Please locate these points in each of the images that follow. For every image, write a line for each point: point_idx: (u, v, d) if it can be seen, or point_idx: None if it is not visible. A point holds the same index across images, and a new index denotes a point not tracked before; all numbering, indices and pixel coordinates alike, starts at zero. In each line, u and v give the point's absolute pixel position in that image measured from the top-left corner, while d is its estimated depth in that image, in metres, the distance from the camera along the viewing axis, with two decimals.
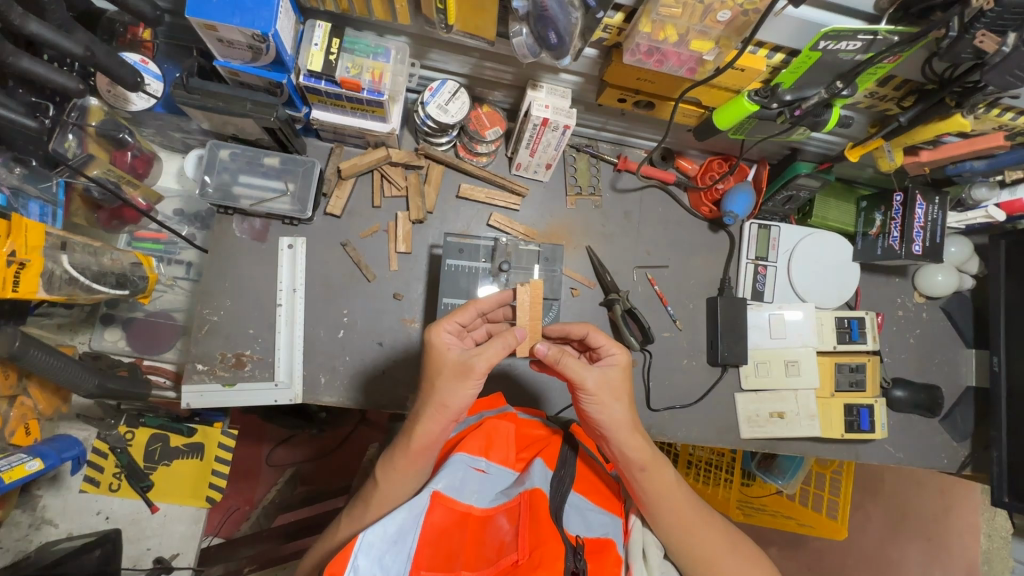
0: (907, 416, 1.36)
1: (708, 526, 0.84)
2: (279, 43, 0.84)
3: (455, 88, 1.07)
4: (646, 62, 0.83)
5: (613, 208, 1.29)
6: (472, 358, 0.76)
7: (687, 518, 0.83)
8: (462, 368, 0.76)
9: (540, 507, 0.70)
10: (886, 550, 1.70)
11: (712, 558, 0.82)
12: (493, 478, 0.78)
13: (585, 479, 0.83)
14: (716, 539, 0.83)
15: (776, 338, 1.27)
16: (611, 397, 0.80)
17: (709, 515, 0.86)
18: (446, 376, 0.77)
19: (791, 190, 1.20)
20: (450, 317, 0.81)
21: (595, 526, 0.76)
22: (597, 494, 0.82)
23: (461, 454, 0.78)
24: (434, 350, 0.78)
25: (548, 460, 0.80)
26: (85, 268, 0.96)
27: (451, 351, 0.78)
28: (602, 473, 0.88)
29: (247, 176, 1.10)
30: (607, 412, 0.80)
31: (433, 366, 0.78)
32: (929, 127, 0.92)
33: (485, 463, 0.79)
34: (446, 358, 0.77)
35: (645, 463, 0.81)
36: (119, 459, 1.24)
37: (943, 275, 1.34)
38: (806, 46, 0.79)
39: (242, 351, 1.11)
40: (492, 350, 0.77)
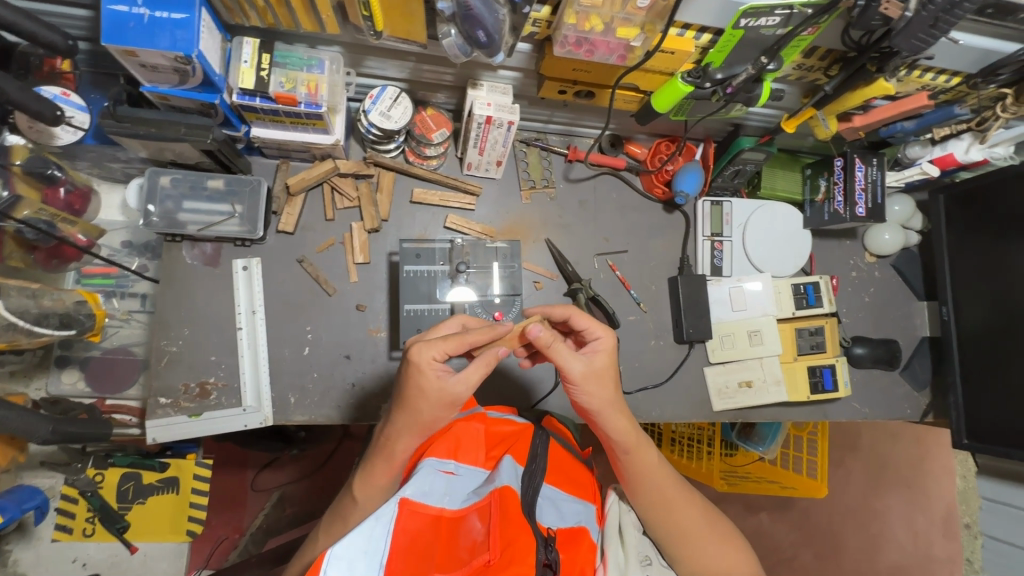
0: (869, 371, 1.41)
1: (686, 505, 0.86)
2: (204, 63, 0.82)
3: (396, 94, 1.08)
4: (577, 52, 0.83)
5: (568, 198, 1.30)
6: (460, 388, 0.74)
7: (664, 497, 0.85)
8: (447, 399, 0.75)
9: (510, 503, 0.71)
10: (871, 501, 1.75)
11: (687, 535, 0.85)
12: (463, 479, 0.79)
13: (558, 469, 0.85)
14: (688, 518, 0.86)
15: (738, 310, 1.30)
16: (599, 382, 0.79)
17: (686, 494, 0.88)
18: (430, 403, 0.75)
19: (738, 165, 1.24)
20: (439, 342, 0.74)
21: (569, 515, 0.78)
22: (572, 483, 0.84)
23: (430, 459, 0.78)
24: (420, 374, 0.73)
25: (518, 457, 0.82)
26: (24, 311, 0.94)
27: (438, 378, 0.74)
28: (576, 462, 0.90)
29: (192, 202, 1.07)
30: (598, 397, 0.80)
31: (418, 396, 0.74)
32: (858, 93, 0.95)
33: (455, 466, 0.79)
34: (433, 389, 0.73)
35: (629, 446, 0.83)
36: (91, 503, 1.20)
37: (889, 233, 1.40)
38: (729, 25, 0.82)
39: (206, 379, 1.08)
40: (477, 371, 0.75)
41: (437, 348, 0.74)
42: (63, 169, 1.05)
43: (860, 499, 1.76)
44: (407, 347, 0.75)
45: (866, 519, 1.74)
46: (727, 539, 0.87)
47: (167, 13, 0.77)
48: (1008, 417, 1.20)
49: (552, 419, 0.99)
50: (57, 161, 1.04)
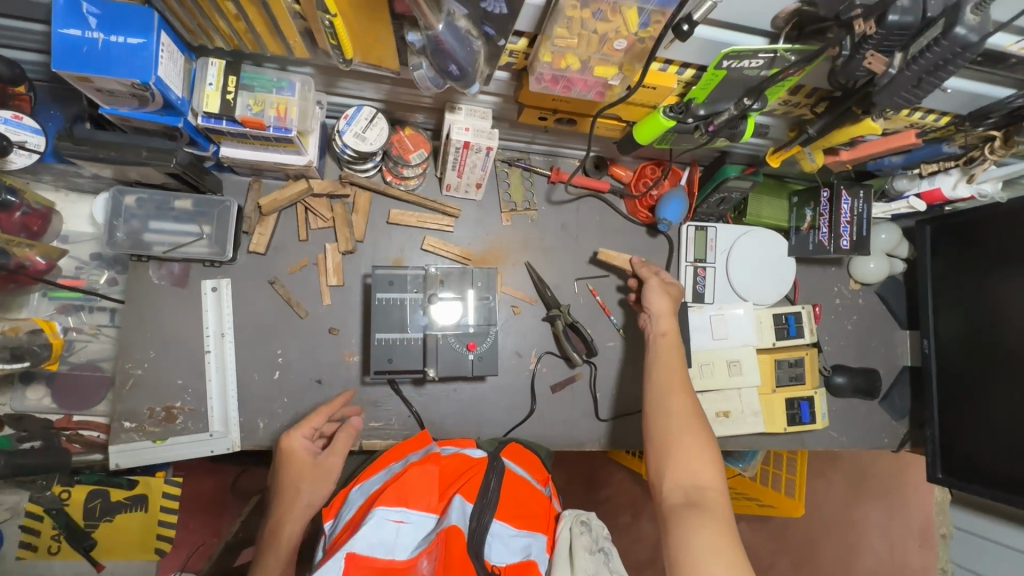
0: (848, 400, 1.41)
1: (688, 396, 0.98)
2: (163, 89, 0.79)
3: (372, 115, 1.04)
4: (553, 88, 0.81)
5: (549, 220, 1.28)
6: (328, 457, 0.94)
7: (671, 379, 1.01)
8: (320, 470, 0.93)
9: (455, 545, 0.71)
10: (851, 511, 1.79)
11: (680, 415, 0.94)
12: (413, 525, 0.77)
13: (510, 503, 0.84)
14: (682, 402, 0.96)
15: (718, 338, 1.28)
16: (662, 294, 1.15)
17: (686, 390, 0.99)
18: (308, 477, 0.92)
19: (722, 193, 1.21)
20: (304, 424, 0.97)
21: (519, 548, 0.79)
22: (525, 517, 0.84)
23: (380, 508, 0.75)
24: (290, 451, 0.93)
25: (468, 494, 0.82)
26: None
27: (307, 453, 0.94)
28: (530, 491, 0.89)
29: (159, 222, 1.04)
30: (662, 300, 1.15)
31: (296, 475, 0.91)
32: (845, 130, 0.92)
33: (407, 513, 0.77)
34: (302, 459, 0.93)
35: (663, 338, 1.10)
36: (56, 521, 1.19)
37: (874, 262, 1.39)
38: (711, 65, 0.79)
39: (172, 404, 1.06)
40: (341, 438, 0.97)
41: (306, 428, 0.96)
42: (18, 193, 1.05)
43: (839, 507, 1.79)
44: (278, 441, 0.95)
45: (845, 528, 1.77)
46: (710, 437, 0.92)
47: (122, 38, 0.74)
48: (981, 454, 1.20)
49: (513, 448, 1.00)
50: (12, 184, 1.04)
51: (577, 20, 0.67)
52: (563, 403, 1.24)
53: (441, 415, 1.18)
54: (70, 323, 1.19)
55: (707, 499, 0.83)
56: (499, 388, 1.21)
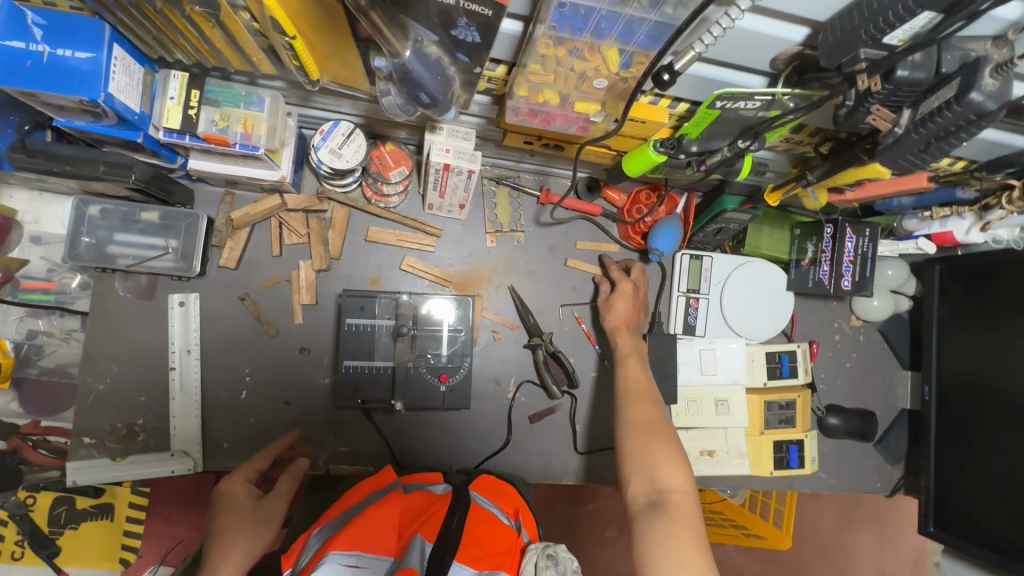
0: (841, 442, 1.35)
1: (654, 403, 0.93)
2: (116, 106, 0.74)
3: (349, 130, 0.99)
4: (532, 121, 0.75)
5: (537, 242, 1.22)
6: (267, 501, 0.83)
7: (634, 391, 0.95)
8: (259, 513, 0.81)
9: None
10: (841, 537, 1.77)
11: (643, 423, 0.89)
12: (368, 569, 0.67)
13: (472, 540, 0.74)
14: (649, 411, 0.91)
15: (707, 374, 1.23)
16: (619, 297, 1.15)
17: (651, 398, 0.94)
18: (243, 521, 0.79)
19: (720, 224, 1.14)
20: (243, 470, 0.89)
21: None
22: (488, 557, 0.73)
23: (334, 553, 0.67)
24: (223, 498, 0.83)
25: (429, 534, 0.74)
26: None
27: (243, 498, 0.83)
28: (497, 526, 0.79)
29: (123, 234, 1.00)
30: (616, 317, 1.13)
31: (233, 519, 0.79)
32: (851, 173, 0.86)
33: (361, 556, 0.67)
34: (237, 499, 0.83)
35: (623, 353, 1.06)
36: (20, 527, 1.16)
37: (878, 300, 1.31)
38: (704, 103, 0.73)
39: (133, 420, 1.03)
40: (285, 481, 0.87)
41: (245, 473, 0.88)
42: None
43: (831, 532, 1.78)
44: (215, 489, 0.86)
45: (834, 554, 1.77)
46: (676, 442, 0.85)
47: (70, 51, 0.69)
48: (975, 511, 1.15)
49: (486, 477, 0.92)
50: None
51: (551, 57, 0.62)
52: (540, 434, 1.19)
53: (413, 442, 1.14)
54: (40, 326, 1.16)
55: (672, 503, 0.77)
56: (474, 415, 1.17)
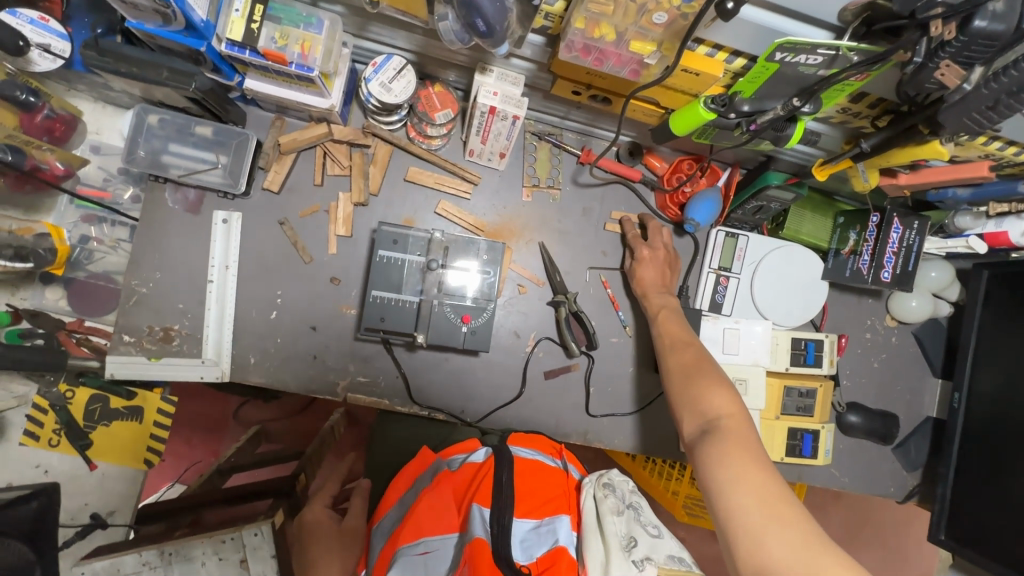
0: (859, 441, 1.32)
1: (693, 350, 1.00)
2: (184, 9, 0.77)
3: (401, 66, 1.00)
4: (584, 60, 0.74)
5: (572, 202, 1.22)
6: (346, 521, 1.12)
7: (671, 342, 1.04)
8: (340, 534, 1.10)
9: (483, 554, 0.74)
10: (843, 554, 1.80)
11: (685, 368, 0.97)
12: (438, 553, 0.81)
13: (524, 497, 0.87)
14: (688, 357, 0.99)
15: (728, 353, 1.20)
16: (648, 262, 1.16)
17: (687, 344, 1.02)
18: (328, 538, 1.08)
19: (760, 201, 1.12)
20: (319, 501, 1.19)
21: (546, 538, 0.81)
22: (545, 506, 0.86)
23: (402, 550, 0.81)
24: (310, 524, 1.12)
25: (483, 498, 0.84)
26: None
27: (324, 523, 1.12)
28: (541, 477, 0.92)
29: (178, 145, 1.05)
30: (643, 284, 1.16)
31: (322, 538, 1.08)
32: (907, 152, 0.82)
33: (427, 542, 0.82)
34: (316, 526, 1.11)
35: (655, 312, 1.12)
36: (59, 416, 1.24)
37: (917, 300, 1.27)
38: (762, 56, 0.71)
39: (170, 325, 1.09)
40: (356, 502, 1.16)
41: (320, 504, 1.17)
42: (42, 94, 1.04)
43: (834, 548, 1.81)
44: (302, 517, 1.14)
45: None
46: (718, 375, 0.92)
47: None
48: (990, 522, 1.11)
49: (518, 435, 1.04)
50: (36, 85, 1.03)
51: None
52: (553, 392, 1.20)
53: (429, 382, 1.16)
54: (91, 233, 1.23)
55: (724, 426, 0.83)
56: (492, 366, 1.18)
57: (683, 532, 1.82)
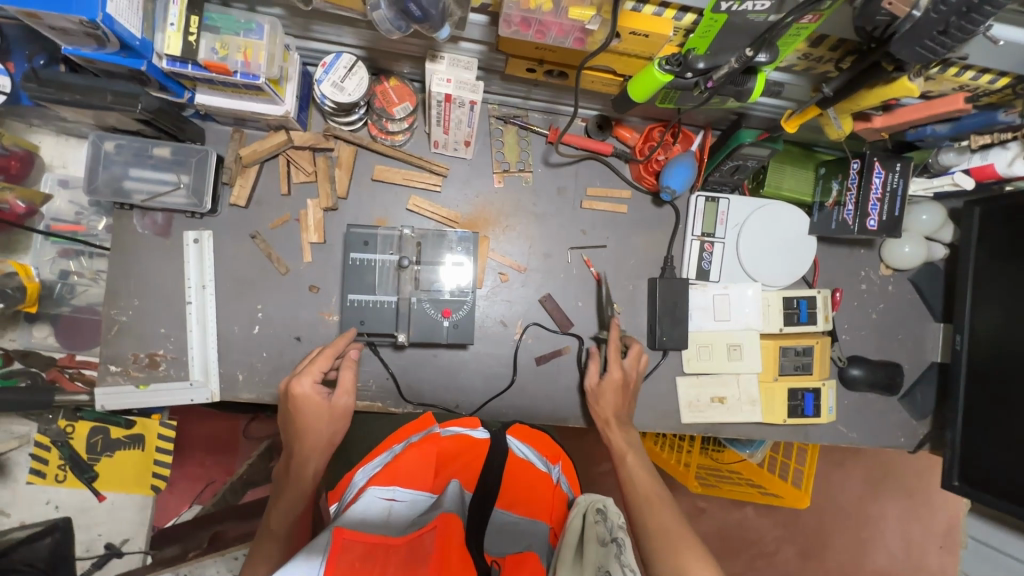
0: (864, 395, 1.30)
1: (670, 508, 0.85)
2: (116, 29, 0.75)
3: (352, 63, 0.99)
4: (525, 33, 0.72)
5: (545, 183, 1.20)
6: (337, 397, 0.93)
7: (644, 492, 0.89)
8: (332, 411, 0.92)
9: (457, 527, 0.64)
10: (867, 508, 1.83)
11: (660, 528, 0.82)
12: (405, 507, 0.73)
13: (511, 488, 0.81)
14: (667, 518, 0.84)
15: (719, 319, 1.20)
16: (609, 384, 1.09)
17: (666, 503, 0.88)
18: (321, 420, 0.91)
19: (736, 160, 1.09)
20: (310, 368, 0.94)
21: (518, 539, 0.76)
22: (527, 503, 0.81)
23: (371, 488, 0.74)
24: (297, 399, 0.91)
25: (466, 482, 0.80)
26: None
27: (314, 400, 0.91)
28: (530, 476, 0.84)
29: (138, 169, 1.03)
30: (604, 411, 1.09)
31: (313, 418, 0.90)
32: (874, 92, 0.80)
33: (395, 489, 0.75)
34: (311, 406, 0.91)
35: (620, 451, 1.01)
36: (62, 452, 1.25)
37: (910, 246, 1.23)
38: (709, 7, 0.69)
39: (155, 351, 1.08)
40: (347, 375, 0.95)
41: (313, 373, 0.93)
42: None
43: (857, 501, 1.83)
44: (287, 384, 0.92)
45: (859, 524, 1.83)
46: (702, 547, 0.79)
47: None
48: (1003, 463, 1.09)
49: (521, 426, 0.97)
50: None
51: None
52: (547, 377, 1.19)
53: (419, 380, 1.15)
54: (71, 267, 1.22)
55: None
56: (482, 357, 1.17)
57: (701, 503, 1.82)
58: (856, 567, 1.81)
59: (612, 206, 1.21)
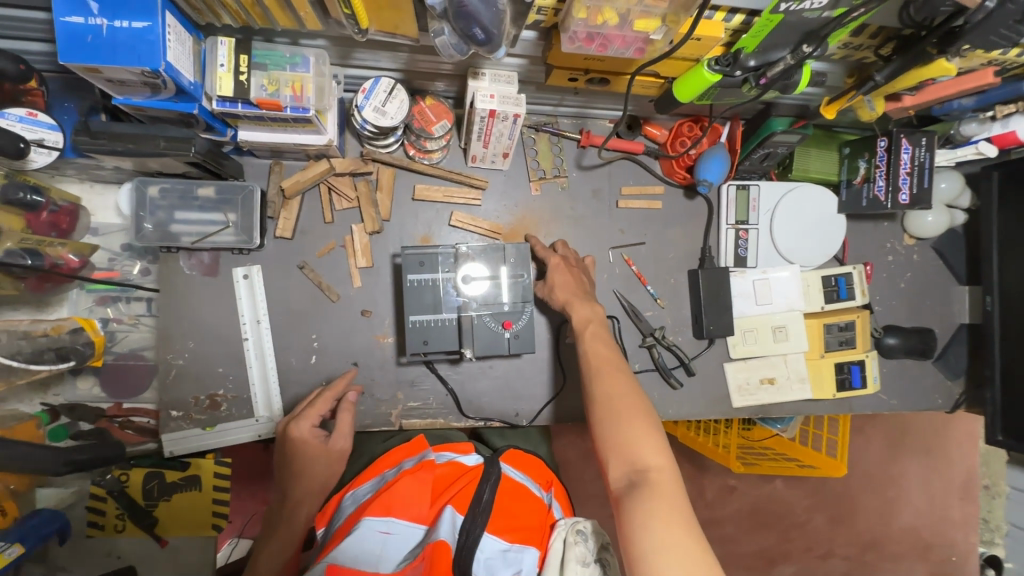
0: (900, 362, 1.34)
1: (626, 381, 0.86)
2: (175, 76, 0.75)
3: (391, 86, 0.98)
4: (588, 48, 0.74)
5: (581, 187, 1.22)
6: (335, 439, 0.97)
7: (598, 363, 0.90)
8: (326, 454, 0.96)
9: (441, 560, 0.67)
10: (892, 468, 1.89)
11: (612, 415, 0.81)
12: (397, 538, 0.73)
13: (503, 514, 0.79)
14: (617, 386, 0.85)
15: (762, 304, 1.23)
16: (564, 270, 1.08)
17: (618, 371, 0.88)
18: (319, 463, 0.95)
19: (768, 148, 1.11)
20: (309, 414, 0.98)
21: (509, 564, 0.73)
22: (519, 528, 0.78)
23: (367, 519, 0.74)
24: (295, 441, 0.95)
25: (459, 506, 0.78)
26: (17, 351, 0.93)
27: (310, 444, 0.95)
28: (525, 502, 0.84)
29: (183, 212, 1.02)
30: (561, 291, 1.05)
31: (310, 461, 0.95)
32: (912, 75, 0.83)
33: (392, 522, 0.74)
34: (309, 449, 0.95)
35: (581, 325, 0.98)
36: (119, 501, 1.23)
37: (933, 215, 1.28)
38: (766, 9, 0.71)
39: (215, 392, 1.08)
40: (345, 419, 0.99)
41: (312, 417, 0.98)
42: (43, 191, 0.97)
43: (882, 464, 1.88)
44: (286, 428, 0.97)
45: (886, 486, 1.88)
46: (652, 418, 0.80)
47: (126, 22, 0.69)
48: None
49: (513, 451, 0.96)
50: (35, 182, 0.97)
51: None
52: None
53: (477, 393, 1.17)
54: (109, 314, 1.18)
55: (651, 480, 0.72)
56: (537, 363, 1.19)
57: (733, 481, 1.82)
58: (889, 527, 1.87)
59: (646, 203, 1.24)
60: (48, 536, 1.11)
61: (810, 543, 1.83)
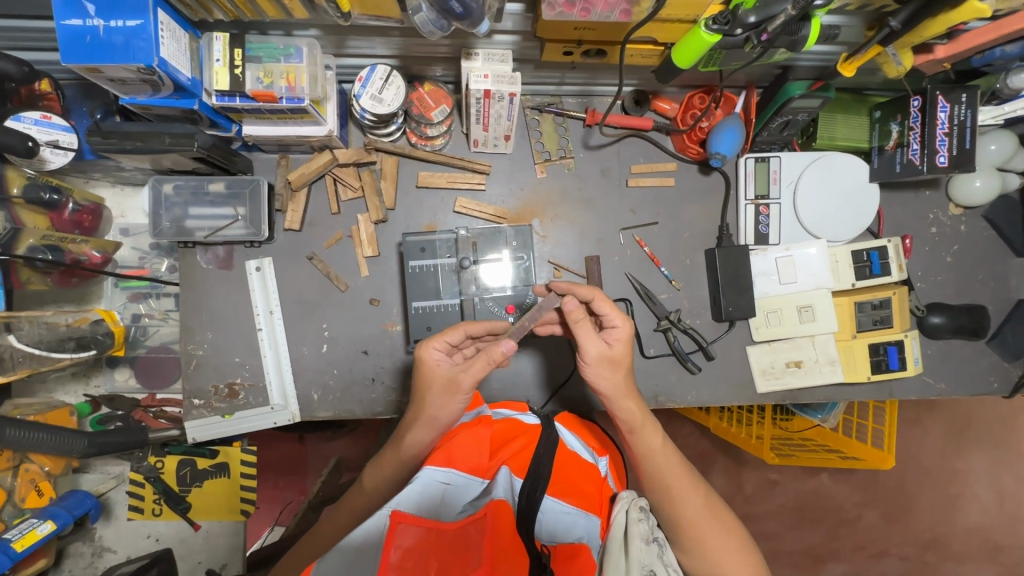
0: (947, 342, 1.23)
1: (695, 493, 0.82)
2: (170, 71, 0.77)
3: (387, 73, 0.98)
4: (570, 13, 0.73)
5: (589, 167, 1.18)
6: (459, 375, 0.79)
7: (667, 481, 0.81)
8: (450, 383, 0.80)
9: (507, 517, 0.65)
10: (950, 462, 1.74)
11: (697, 531, 0.80)
12: (458, 489, 0.72)
13: (561, 478, 0.76)
14: (698, 501, 0.82)
15: (786, 283, 1.16)
16: (607, 373, 0.81)
17: (695, 476, 0.84)
18: (434, 394, 0.81)
19: (786, 116, 1.04)
20: (440, 337, 0.83)
21: (572, 530, 0.71)
22: (580, 494, 0.75)
23: (428, 468, 0.73)
24: (423, 365, 0.82)
25: (515, 469, 0.75)
26: (39, 340, 1.00)
27: (439, 368, 0.81)
28: (580, 466, 0.80)
29: (197, 208, 1.07)
30: (614, 401, 0.82)
31: (428, 391, 0.81)
32: (939, 20, 0.75)
33: (453, 473, 0.73)
34: (436, 373, 0.81)
35: (635, 427, 0.82)
36: (155, 487, 1.28)
37: (981, 180, 1.16)
38: None
39: (233, 380, 1.12)
40: (477, 364, 0.78)
41: (442, 341, 0.83)
42: (64, 191, 1.04)
43: (938, 457, 1.74)
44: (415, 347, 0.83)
45: (944, 481, 1.74)
46: (734, 525, 0.82)
47: (121, 21, 0.72)
48: None
49: (566, 417, 0.95)
50: (57, 183, 1.03)
51: None
52: None
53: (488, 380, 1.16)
54: (141, 309, 1.24)
55: None
56: (548, 348, 1.17)
57: (774, 476, 1.74)
58: (948, 525, 1.72)
59: (658, 180, 1.19)
60: (78, 516, 1.17)
61: (859, 540, 1.71)
